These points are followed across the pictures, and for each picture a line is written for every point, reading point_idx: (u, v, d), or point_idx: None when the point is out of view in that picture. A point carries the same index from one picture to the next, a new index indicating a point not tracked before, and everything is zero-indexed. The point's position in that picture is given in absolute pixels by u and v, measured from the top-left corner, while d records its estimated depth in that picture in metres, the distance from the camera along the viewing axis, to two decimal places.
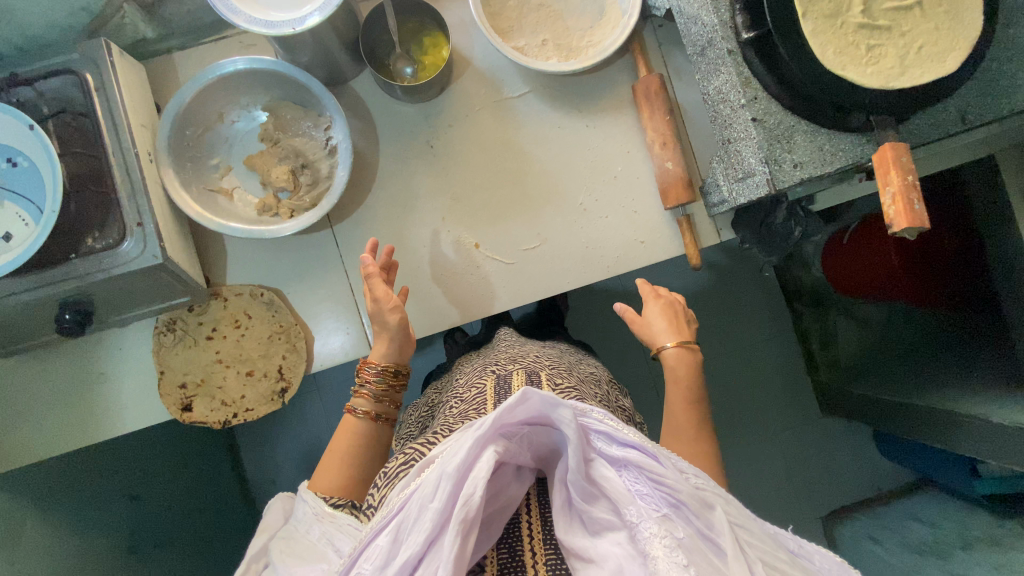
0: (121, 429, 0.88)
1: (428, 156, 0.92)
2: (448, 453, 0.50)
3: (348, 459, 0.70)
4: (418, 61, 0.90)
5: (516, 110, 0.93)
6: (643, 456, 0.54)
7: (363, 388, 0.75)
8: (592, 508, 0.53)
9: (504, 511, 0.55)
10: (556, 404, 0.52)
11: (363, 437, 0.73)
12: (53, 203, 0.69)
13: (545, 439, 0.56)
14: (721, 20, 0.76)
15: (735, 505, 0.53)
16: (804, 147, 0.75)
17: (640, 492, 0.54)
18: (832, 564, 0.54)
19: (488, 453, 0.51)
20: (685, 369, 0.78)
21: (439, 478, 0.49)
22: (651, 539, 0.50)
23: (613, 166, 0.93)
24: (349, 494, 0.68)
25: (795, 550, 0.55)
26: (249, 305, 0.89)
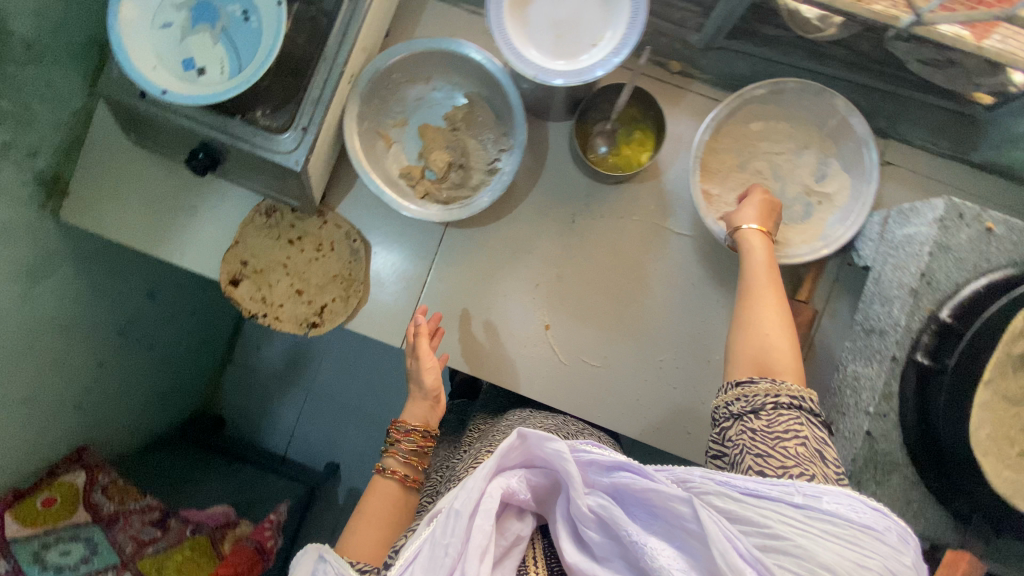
0: (176, 259, 0.93)
1: (564, 228, 0.91)
2: (458, 492, 0.53)
3: (376, 521, 0.67)
4: (617, 145, 0.88)
5: (667, 243, 0.90)
6: (633, 475, 0.53)
7: (393, 448, 0.74)
8: (588, 533, 0.52)
9: (513, 551, 0.54)
10: (550, 441, 0.54)
11: (393, 499, 0.70)
12: (252, 74, 0.71)
13: (543, 479, 0.57)
14: (908, 325, 0.70)
15: (723, 496, 0.51)
16: (893, 489, 0.69)
17: (634, 514, 0.52)
18: (840, 505, 0.49)
19: (495, 489, 0.53)
20: None
21: (449, 516, 0.51)
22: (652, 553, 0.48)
23: (712, 352, 0.89)
24: (376, 561, 0.64)
25: (803, 503, 0.49)
26: (337, 240, 0.91)
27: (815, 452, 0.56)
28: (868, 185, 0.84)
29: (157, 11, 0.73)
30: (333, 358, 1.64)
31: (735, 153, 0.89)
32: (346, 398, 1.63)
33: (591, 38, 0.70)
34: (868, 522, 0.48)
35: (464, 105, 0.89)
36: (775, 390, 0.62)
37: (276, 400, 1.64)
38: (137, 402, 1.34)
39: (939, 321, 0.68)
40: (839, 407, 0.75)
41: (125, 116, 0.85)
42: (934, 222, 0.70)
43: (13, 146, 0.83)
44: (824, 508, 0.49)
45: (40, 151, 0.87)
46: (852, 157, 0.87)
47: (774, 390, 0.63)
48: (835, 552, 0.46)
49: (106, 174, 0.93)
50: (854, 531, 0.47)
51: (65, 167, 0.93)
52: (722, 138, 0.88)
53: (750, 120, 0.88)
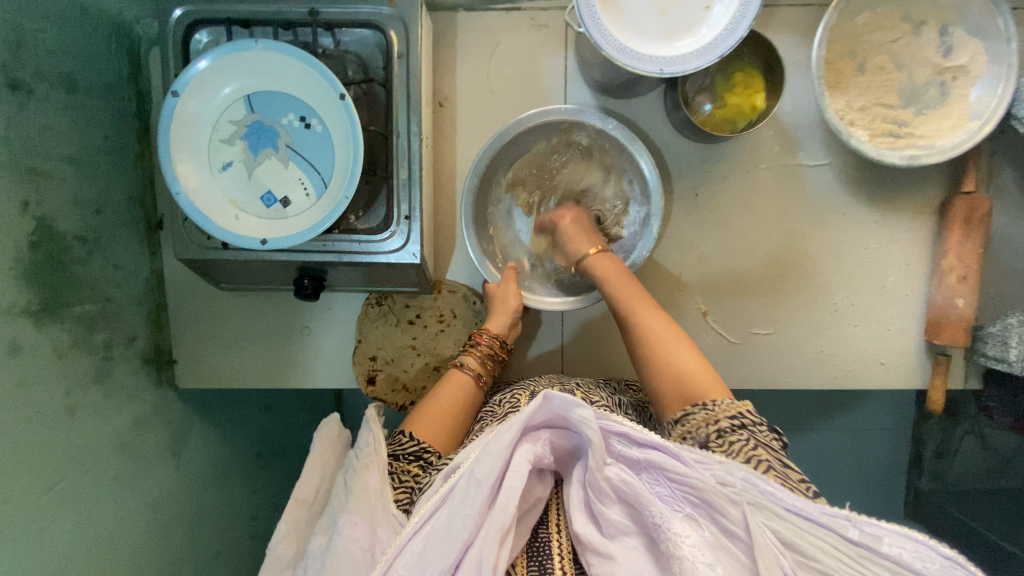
0: (308, 383, 0.88)
1: (690, 206, 0.83)
2: (480, 457, 0.52)
3: (447, 409, 0.71)
4: (720, 96, 0.78)
5: (803, 180, 0.82)
6: (664, 455, 0.53)
7: (473, 349, 0.78)
8: (608, 508, 0.52)
9: (530, 513, 0.55)
10: (577, 407, 0.53)
11: (464, 390, 0.74)
12: (347, 187, 0.62)
13: (566, 442, 0.57)
14: None
15: (764, 510, 0.48)
16: None
17: (661, 494, 0.53)
18: (903, 546, 0.46)
19: (522, 456, 0.53)
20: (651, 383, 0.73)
21: (469, 485, 0.51)
22: (674, 538, 0.48)
23: (885, 275, 0.83)
24: (438, 445, 0.67)
25: (852, 532, 0.47)
26: (458, 306, 0.85)
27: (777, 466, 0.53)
28: (1012, 41, 0.74)
29: (211, 154, 0.64)
30: None
31: (850, 55, 0.78)
32: None
33: (701, 0, 0.59)
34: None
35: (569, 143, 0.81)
36: (712, 417, 0.59)
37: None
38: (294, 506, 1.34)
39: None
40: None
41: (202, 269, 0.76)
42: None
43: (113, 343, 0.77)
44: (881, 553, 0.46)
45: (136, 334, 0.82)
46: (983, 20, 0.75)
47: (708, 415, 0.59)
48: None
49: (203, 327, 0.88)
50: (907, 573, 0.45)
51: (161, 336, 0.87)
52: (831, 46, 0.78)
53: (857, 14, 0.77)
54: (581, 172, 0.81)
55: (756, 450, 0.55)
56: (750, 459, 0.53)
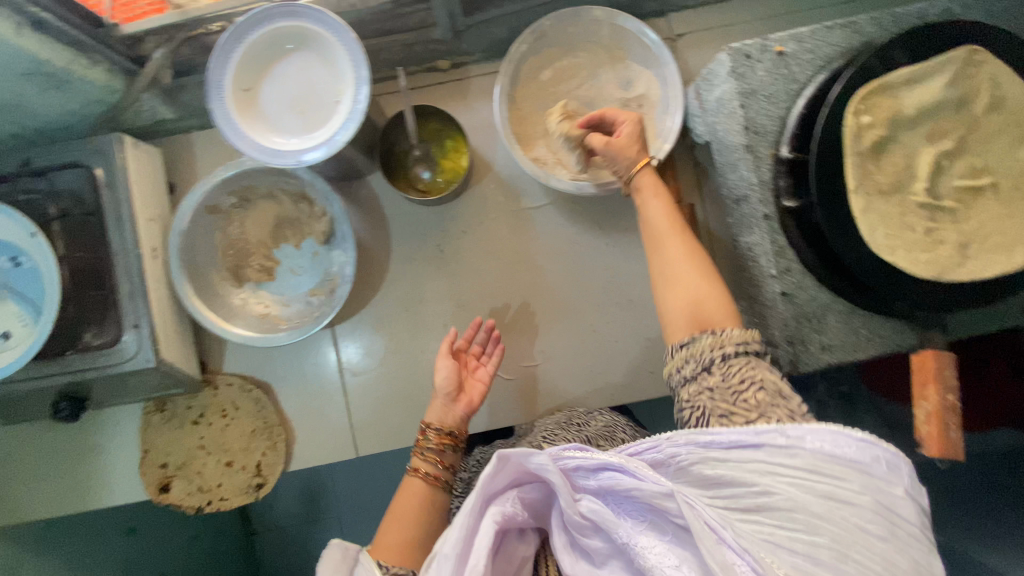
0: (109, 501, 0.89)
1: (439, 261, 0.88)
2: (448, 535, 0.55)
3: (408, 518, 0.66)
4: (436, 162, 0.85)
5: (533, 221, 0.88)
6: (617, 475, 0.54)
7: (421, 453, 0.71)
8: (589, 537, 0.56)
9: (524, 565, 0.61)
10: (532, 456, 0.55)
11: (422, 495, 0.68)
12: (50, 313, 0.67)
13: (533, 486, 0.61)
14: (760, 179, 0.69)
15: (710, 462, 0.50)
16: (835, 329, 0.68)
17: (623, 511, 0.55)
18: (824, 439, 0.47)
19: (487, 523, 0.56)
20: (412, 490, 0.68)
21: (440, 560, 0.54)
22: (641, 553, 0.51)
23: (630, 290, 0.89)
24: (412, 565, 0.62)
25: (783, 444, 0.48)
26: (237, 398, 0.88)
27: (772, 394, 0.54)
28: (667, 66, 0.83)
29: None
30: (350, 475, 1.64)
31: (544, 104, 0.87)
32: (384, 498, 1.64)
33: (331, 95, 0.67)
34: (853, 458, 0.46)
35: (297, 228, 0.86)
36: (719, 342, 0.59)
37: None
38: None
39: (784, 159, 0.68)
40: (754, 282, 0.74)
41: None
42: (729, 76, 0.69)
43: None
44: (807, 447, 0.47)
45: None
46: (645, 55, 0.85)
47: (719, 339, 0.60)
48: (810, 536, 0.44)
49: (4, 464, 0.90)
50: (840, 466, 0.45)
51: None
52: (523, 100, 0.86)
53: (538, 70, 0.86)
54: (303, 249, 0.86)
55: (758, 373, 0.56)
56: (750, 380, 0.55)
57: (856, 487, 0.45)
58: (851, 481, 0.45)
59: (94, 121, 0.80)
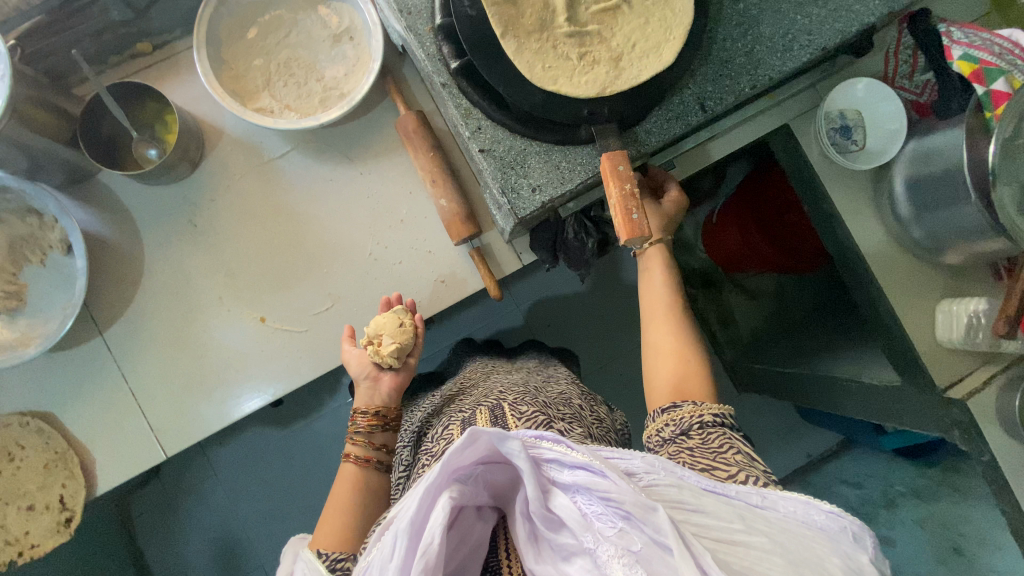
0: None
1: (194, 236, 0.87)
2: (402, 510, 0.51)
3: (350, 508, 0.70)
4: (163, 141, 0.86)
5: (281, 171, 0.89)
6: (596, 476, 0.50)
7: (356, 436, 0.76)
8: (558, 535, 0.51)
9: (476, 552, 0.56)
10: (503, 439, 0.51)
11: (353, 486, 0.72)
12: None
13: (500, 475, 0.57)
14: (428, 54, 0.72)
15: (687, 488, 0.48)
16: (539, 169, 0.72)
17: (596, 513, 0.50)
18: (795, 506, 0.48)
19: (441, 501, 0.51)
20: (347, 485, 0.72)
21: (392, 537, 0.50)
22: (609, 562, 0.47)
23: (396, 210, 0.90)
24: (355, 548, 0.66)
25: (760, 503, 0.48)
26: (20, 436, 0.82)
27: (749, 458, 0.56)
28: None
29: None
30: (253, 520, 1.56)
31: (257, 61, 0.89)
32: (292, 530, 1.56)
33: None
34: (823, 524, 0.46)
35: (35, 244, 0.83)
36: (698, 411, 0.62)
37: None
38: None
39: (440, 28, 0.71)
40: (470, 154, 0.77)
41: None
42: None
43: None
44: (781, 513, 0.47)
45: None
46: None
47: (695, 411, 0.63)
48: (780, 566, 0.43)
49: None
50: (814, 532, 0.46)
51: None
52: (232, 60, 0.87)
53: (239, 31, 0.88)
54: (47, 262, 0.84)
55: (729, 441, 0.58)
56: (726, 445, 0.57)
57: (827, 551, 0.44)
58: (820, 545, 0.44)
59: None
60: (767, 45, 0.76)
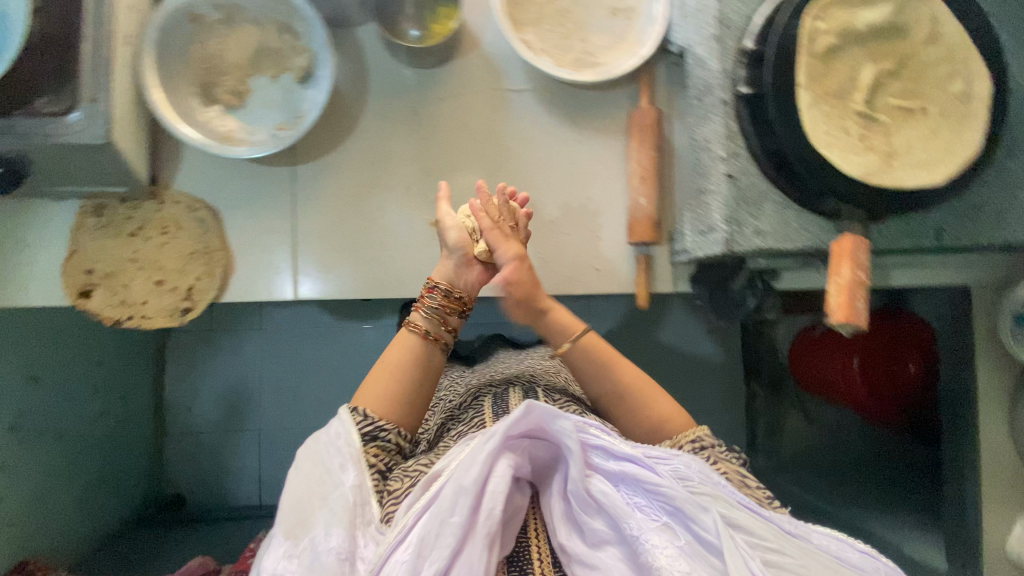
0: (21, 302, 0.85)
1: (410, 123, 0.91)
2: (459, 469, 0.50)
3: (396, 373, 0.68)
4: (427, 27, 0.89)
5: (510, 103, 0.92)
6: (639, 467, 0.53)
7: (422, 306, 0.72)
8: (591, 521, 0.51)
9: (510, 526, 0.52)
10: (560, 416, 0.53)
11: (417, 354, 0.70)
12: (7, 50, 0.67)
13: (540, 457, 0.55)
14: (724, 69, 0.74)
15: (726, 500, 0.52)
16: (769, 217, 0.73)
17: (638, 505, 0.51)
18: (829, 539, 0.54)
19: (500, 467, 0.51)
20: (403, 349, 0.69)
21: (456, 493, 0.48)
22: (653, 550, 0.47)
23: (589, 187, 0.92)
24: (394, 420, 0.66)
25: (793, 530, 0.54)
26: (182, 217, 0.85)
27: (742, 484, 0.60)
28: None
29: None
30: (271, 385, 1.60)
31: None
32: (301, 411, 1.61)
33: None
34: (856, 562, 0.52)
35: (275, 61, 0.86)
36: (677, 440, 0.65)
37: (229, 450, 1.58)
38: (66, 500, 1.25)
39: (748, 52, 0.72)
40: (704, 173, 0.79)
41: None
42: None
43: None
44: (813, 542, 0.53)
45: None
46: None
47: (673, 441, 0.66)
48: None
49: None
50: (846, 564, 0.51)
51: None
52: None
53: None
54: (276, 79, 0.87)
55: (719, 463, 0.62)
56: (716, 471, 0.61)
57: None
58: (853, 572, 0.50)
59: None
60: (1019, 211, 0.76)
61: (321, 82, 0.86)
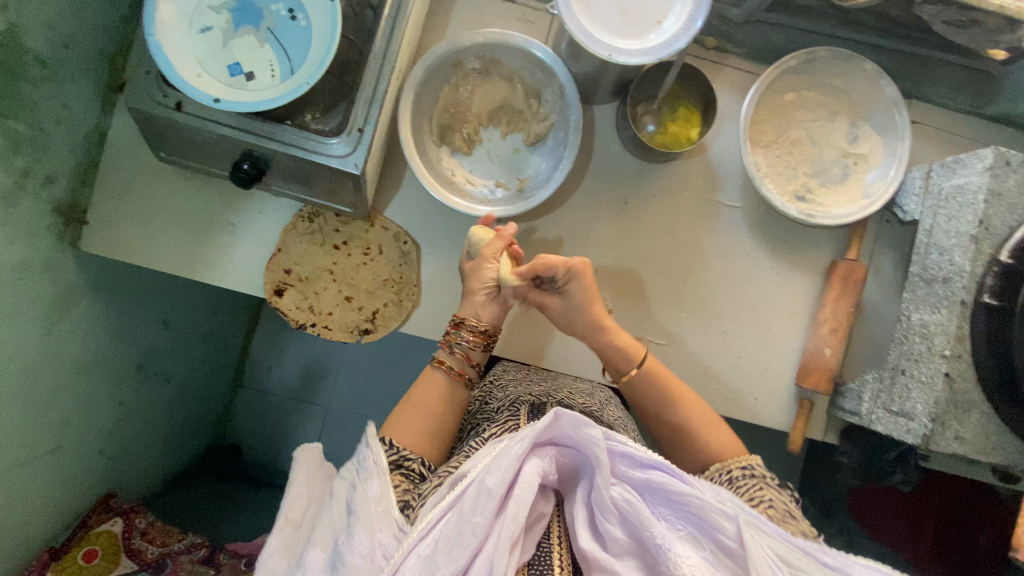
0: (219, 280, 0.88)
1: (619, 209, 0.91)
2: (487, 467, 0.53)
3: (427, 412, 0.69)
4: (663, 124, 0.89)
5: (718, 215, 0.92)
6: (669, 480, 0.54)
7: (451, 346, 0.75)
8: (613, 531, 0.53)
9: (534, 530, 0.55)
10: (586, 425, 0.55)
11: (444, 395, 0.71)
12: (312, 75, 0.68)
13: (568, 461, 0.58)
14: (971, 271, 0.74)
15: (754, 528, 0.52)
16: (972, 425, 0.75)
17: (662, 515, 0.54)
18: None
19: (529, 470, 0.53)
20: (424, 388, 0.71)
21: (479, 494, 0.51)
22: (678, 559, 0.50)
23: (771, 316, 0.92)
24: (426, 454, 0.66)
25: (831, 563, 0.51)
26: (387, 243, 0.88)
27: (782, 510, 0.59)
28: (902, 143, 0.88)
29: (195, 14, 0.69)
30: (350, 369, 1.60)
31: (776, 123, 0.91)
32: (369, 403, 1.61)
33: (655, 15, 0.70)
34: None
35: (514, 121, 0.87)
36: (724, 467, 0.67)
37: (296, 420, 1.58)
38: (156, 438, 1.26)
39: (1000, 263, 0.73)
40: (908, 355, 0.79)
41: (149, 127, 0.78)
42: (984, 171, 0.74)
43: (32, 174, 0.74)
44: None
45: (57, 177, 0.80)
46: (883, 122, 0.90)
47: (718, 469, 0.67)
48: None
49: (132, 200, 0.88)
50: None
51: (81, 193, 0.86)
52: (761, 110, 0.91)
53: (784, 91, 0.91)
54: (508, 135, 0.88)
55: (762, 489, 0.62)
56: (755, 496, 0.61)
57: None
58: None
59: None
60: None
61: (551, 152, 0.87)
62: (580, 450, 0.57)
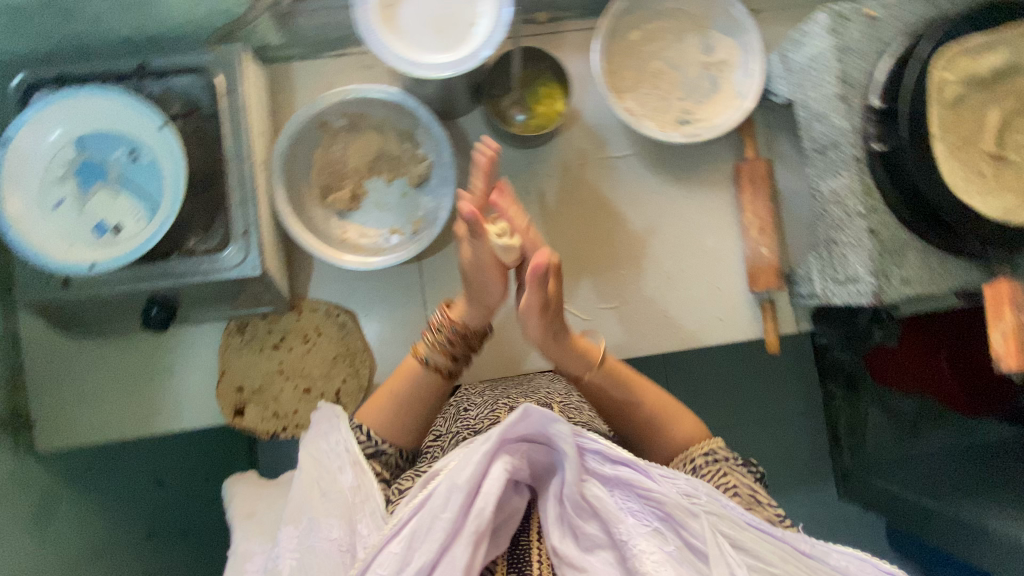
0: (179, 424, 0.87)
1: (524, 202, 0.93)
2: (455, 469, 0.55)
3: (402, 406, 0.76)
4: (530, 109, 0.91)
5: (616, 169, 0.94)
6: (637, 475, 0.58)
7: (435, 340, 0.79)
8: (585, 524, 0.56)
9: (506, 525, 0.57)
10: (557, 422, 0.57)
11: (423, 392, 0.78)
12: (171, 204, 0.68)
13: (542, 456, 0.59)
14: (852, 126, 0.76)
15: (728, 520, 0.56)
16: (914, 264, 0.76)
17: (630, 510, 0.57)
18: (848, 561, 0.55)
19: (498, 470, 0.55)
20: (407, 372, 0.78)
21: (449, 491, 0.53)
22: (641, 554, 0.53)
23: (702, 240, 0.93)
24: (399, 443, 0.74)
25: (807, 549, 0.56)
26: (322, 322, 0.88)
27: (750, 497, 0.63)
28: (750, 35, 0.91)
29: (44, 193, 0.69)
30: None
31: (632, 63, 0.93)
32: None
33: (467, 18, 0.71)
34: None
35: (389, 163, 0.88)
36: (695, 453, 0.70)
37: None
38: None
39: (874, 109, 0.75)
40: (833, 224, 0.81)
41: (52, 313, 0.79)
42: (825, 33, 0.76)
43: None
44: (829, 562, 0.55)
45: None
46: (727, 23, 0.93)
47: (688, 453, 0.71)
48: None
49: (66, 384, 0.87)
50: None
51: (15, 399, 0.85)
52: (613, 57, 0.93)
53: (628, 31, 0.93)
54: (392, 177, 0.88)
55: (727, 476, 0.66)
56: (724, 484, 0.64)
57: None
58: None
59: (209, 35, 0.80)
60: None
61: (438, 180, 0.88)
62: (553, 447, 0.59)
